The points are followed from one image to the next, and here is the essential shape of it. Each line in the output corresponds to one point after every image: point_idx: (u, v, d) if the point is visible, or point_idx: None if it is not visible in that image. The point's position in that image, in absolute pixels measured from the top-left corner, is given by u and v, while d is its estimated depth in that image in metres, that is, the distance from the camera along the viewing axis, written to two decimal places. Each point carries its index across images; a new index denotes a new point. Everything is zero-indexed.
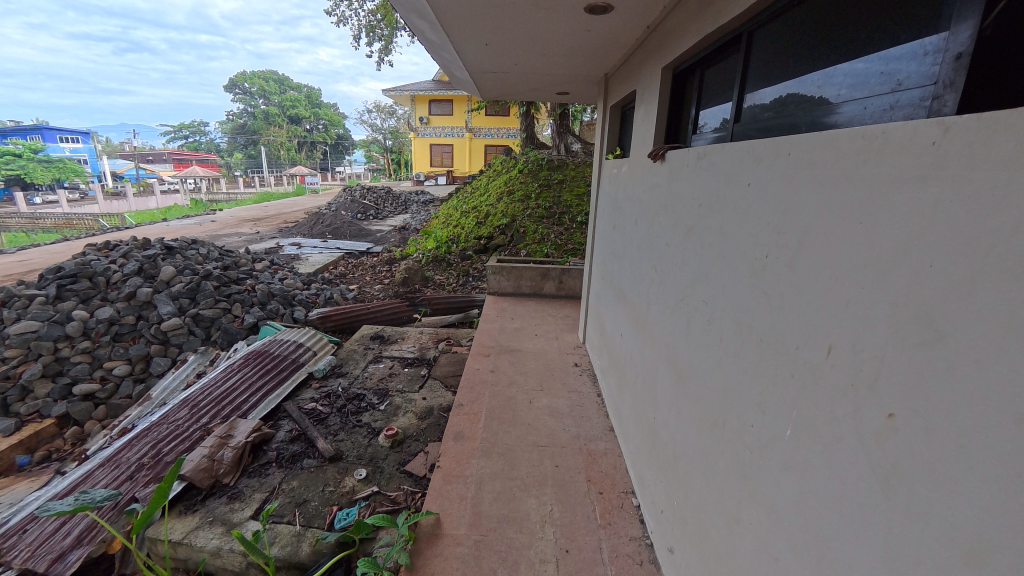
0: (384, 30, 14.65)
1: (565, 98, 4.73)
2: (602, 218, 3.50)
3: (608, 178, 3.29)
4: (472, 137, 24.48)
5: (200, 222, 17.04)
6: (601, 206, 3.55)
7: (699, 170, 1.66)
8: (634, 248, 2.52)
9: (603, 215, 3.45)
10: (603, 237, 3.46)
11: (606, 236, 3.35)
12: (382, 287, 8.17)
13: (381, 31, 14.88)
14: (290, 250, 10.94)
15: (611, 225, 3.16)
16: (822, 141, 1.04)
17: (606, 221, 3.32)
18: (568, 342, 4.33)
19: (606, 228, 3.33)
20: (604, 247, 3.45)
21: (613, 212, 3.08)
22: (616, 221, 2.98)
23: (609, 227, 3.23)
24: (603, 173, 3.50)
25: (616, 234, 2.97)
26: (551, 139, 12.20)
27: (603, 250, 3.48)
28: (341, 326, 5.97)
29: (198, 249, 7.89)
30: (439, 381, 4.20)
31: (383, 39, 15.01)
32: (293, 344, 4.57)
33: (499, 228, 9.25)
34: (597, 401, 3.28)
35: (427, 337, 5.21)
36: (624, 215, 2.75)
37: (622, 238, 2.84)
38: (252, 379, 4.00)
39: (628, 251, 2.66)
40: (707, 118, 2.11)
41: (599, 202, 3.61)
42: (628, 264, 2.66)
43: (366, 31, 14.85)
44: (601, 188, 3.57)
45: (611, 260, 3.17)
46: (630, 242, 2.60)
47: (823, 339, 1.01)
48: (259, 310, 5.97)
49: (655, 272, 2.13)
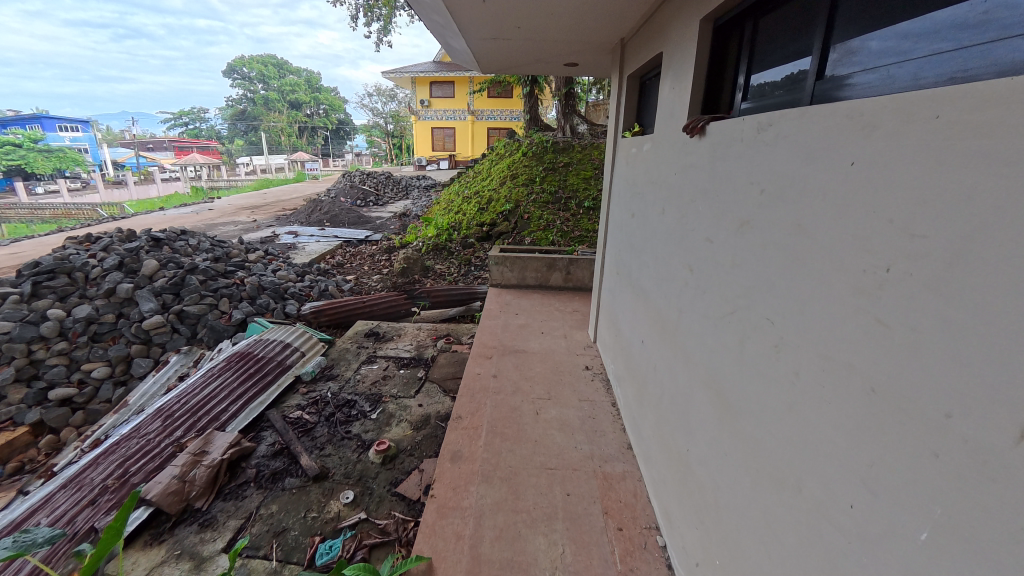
0: (382, 9, 14.03)
1: (573, 72, 4.24)
2: (618, 202, 3.06)
3: (624, 156, 2.87)
4: (475, 120, 23.72)
5: (196, 211, 16.63)
6: (616, 192, 3.13)
7: (762, 145, 1.25)
8: (660, 241, 2.13)
9: (619, 199, 3.03)
10: (619, 224, 3.04)
11: (623, 221, 2.93)
12: (380, 277, 7.83)
13: (379, 10, 14.19)
14: (287, 239, 10.58)
15: (628, 211, 2.76)
16: (1017, 89, 0.63)
17: (623, 208, 2.91)
18: (578, 341, 3.94)
19: (623, 216, 2.92)
20: (620, 234, 3.02)
21: (630, 198, 2.69)
22: (636, 206, 2.58)
23: (626, 213, 2.83)
24: (618, 152, 3.08)
25: (636, 222, 2.57)
26: (556, 120, 11.64)
27: (620, 238, 3.05)
28: (335, 321, 5.71)
29: (187, 240, 7.59)
30: (437, 384, 3.85)
31: (382, 18, 14.39)
32: (279, 344, 4.25)
33: (502, 215, 8.81)
34: (611, 412, 2.91)
35: (425, 334, 4.86)
36: (646, 201, 2.36)
37: (642, 227, 2.44)
38: (232, 386, 3.70)
39: (652, 243, 2.26)
40: (769, 79, 1.56)
41: (615, 184, 3.17)
42: (651, 256, 2.27)
43: (364, 11, 14.22)
44: (616, 169, 3.13)
45: (629, 252, 2.77)
46: (655, 232, 2.20)
47: (1008, 411, 0.63)
48: (248, 305, 5.64)
49: (689, 272, 1.75)
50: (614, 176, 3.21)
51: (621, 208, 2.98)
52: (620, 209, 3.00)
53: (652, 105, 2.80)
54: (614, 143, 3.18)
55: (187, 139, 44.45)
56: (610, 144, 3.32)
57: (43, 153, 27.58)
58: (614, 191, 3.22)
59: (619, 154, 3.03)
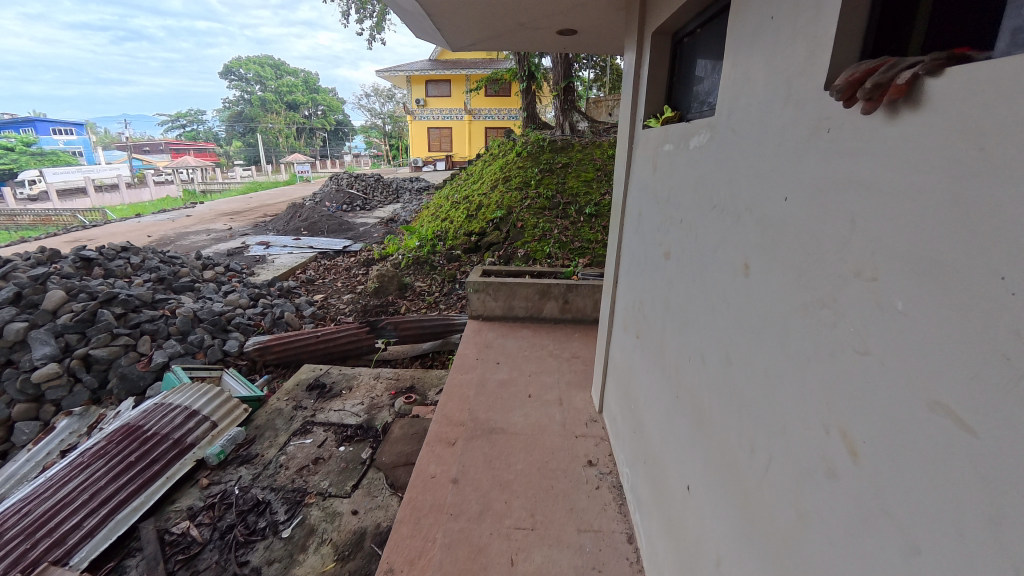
0: (376, 6, 12.99)
1: (571, 40, 3.13)
2: (637, 222, 2.01)
3: (650, 151, 1.81)
4: (472, 120, 22.69)
5: (175, 217, 15.61)
6: (633, 207, 2.08)
7: None
8: (732, 322, 1.10)
9: (639, 217, 1.98)
10: (638, 257, 1.99)
11: (645, 254, 1.89)
12: (351, 297, 6.76)
13: (371, 6, 13.11)
14: (257, 250, 9.50)
15: (656, 241, 1.72)
16: None
17: (645, 235, 1.87)
18: (577, 409, 2.87)
19: (645, 247, 1.88)
20: (639, 271, 1.97)
21: (662, 219, 1.65)
22: (671, 239, 1.54)
23: (651, 244, 1.79)
24: (639, 147, 2.01)
25: (671, 265, 1.54)
26: (553, 118, 10.61)
27: (638, 278, 1.99)
28: (284, 359, 4.79)
29: (129, 258, 6.59)
30: (383, 474, 2.81)
31: (376, 15, 13.32)
32: (180, 412, 3.22)
33: (492, 223, 7.73)
34: (628, 561, 1.87)
35: (382, 385, 3.78)
36: (696, 236, 1.33)
37: (686, 281, 1.41)
38: (96, 484, 2.70)
39: (708, 317, 1.23)
40: None
41: (632, 194, 2.11)
42: (706, 341, 1.25)
43: (356, 7, 13.20)
44: (636, 173, 2.07)
45: (655, 309, 1.74)
46: (717, 302, 1.18)
47: None
48: (175, 343, 4.59)
49: (837, 445, 0.74)
50: (630, 183, 2.15)
51: (641, 232, 1.93)
52: (640, 235, 1.95)
53: (698, 72, 1.70)
54: (630, 132, 2.10)
55: (180, 141, 43.34)
56: (623, 135, 2.24)
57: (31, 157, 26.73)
58: (629, 204, 2.16)
59: (641, 150, 1.97)
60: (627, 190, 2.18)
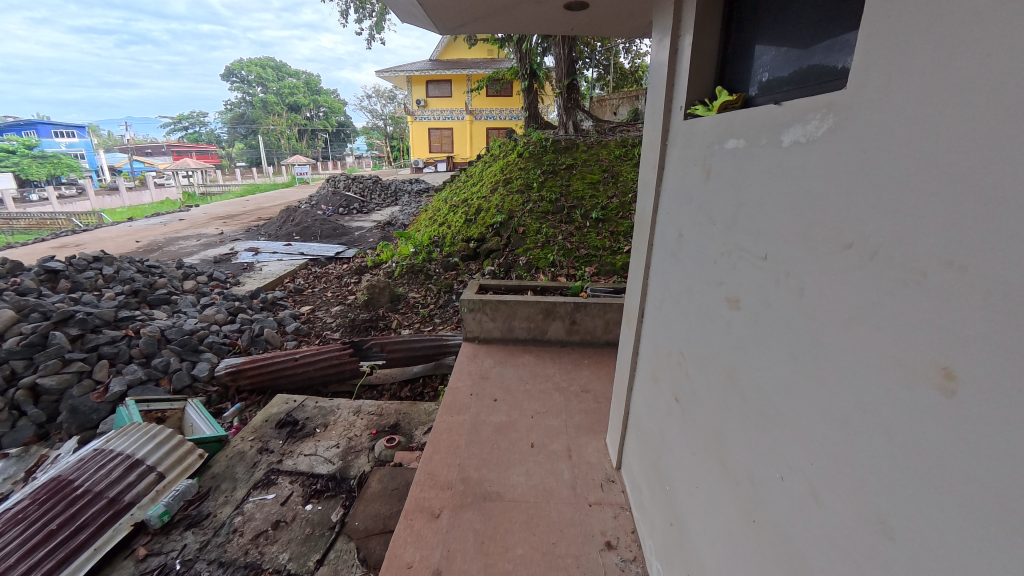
0: (375, 6, 12.47)
1: (582, 16, 2.60)
2: (672, 245, 1.53)
3: (696, 152, 1.32)
4: (473, 121, 22.23)
5: (167, 221, 15.18)
6: (666, 223, 1.59)
7: None
8: (896, 464, 0.64)
9: (675, 239, 1.50)
10: (672, 289, 1.52)
11: (683, 291, 1.42)
12: (340, 308, 6.27)
13: (370, 6, 12.60)
14: (245, 256, 9.01)
15: (706, 278, 1.25)
16: None
17: (685, 265, 1.40)
18: (588, 464, 2.37)
19: (684, 281, 1.41)
20: (675, 309, 1.50)
21: (718, 249, 1.17)
22: (735, 284, 1.08)
23: (695, 279, 1.32)
24: (675, 144, 1.52)
25: (738, 321, 1.07)
26: (556, 117, 10.13)
27: (673, 320, 1.52)
28: (259, 384, 4.31)
29: (101, 269, 6.12)
30: (354, 545, 2.31)
31: (375, 15, 12.79)
32: (121, 461, 2.73)
33: (492, 229, 7.22)
34: None
35: (361, 422, 3.27)
36: (792, 293, 0.86)
37: (771, 354, 0.94)
38: (5, 561, 2.22)
39: (827, 429, 0.78)
40: None
41: (663, 204, 1.62)
42: (821, 464, 0.80)
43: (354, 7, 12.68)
44: (670, 178, 1.57)
45: (703, 370, 1.28)
46: (853, 413, 0.72)
47: None
48: (136, 369, 4.11)
49: None
50: (659, 191, 1.66)
51: (678, 260, 1.46)
52: (676, 264, 1.48)
53: (775, 43, 1.18)
54: (661, 126, 1.60)
55: (180, 144, 43.10)
56: (651, 129, 1.74)
57: (33, 160, 26.63)
58: (658, 218, 1.67)
59: (678, 150, 1.48)
60: (655, 200, 1.69)
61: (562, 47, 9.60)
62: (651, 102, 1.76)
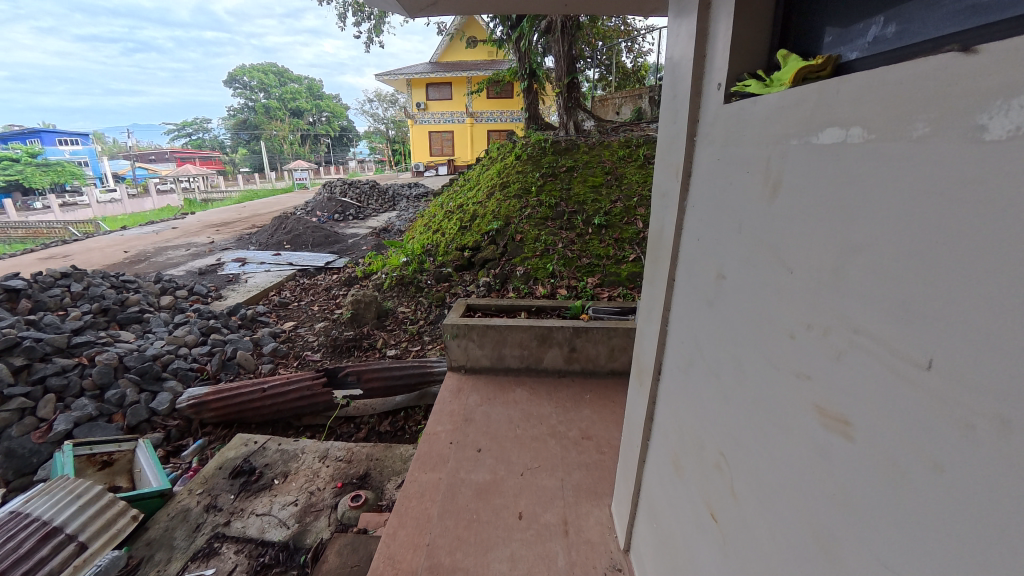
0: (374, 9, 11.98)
1: None
2: (703, 287, 1.09)
3: (754, 152, 0.86)
4: (473, 123, 21.85)
5: (161, 230, 14.87)
6: (694, 254, 1.14)
7: None
8: None
9: (709, 280, 1.05)
10: (704, 351, 1.08)
11: (724, 360, 0.98)
12: (324, 324, 5.82)
13: (369, 10, 12.14)
14: (232, 267, 8.60)
15: (767, 356, 0.81)
16: None
17: (727, 323, 0.96)
18: (590, 542, 1.91)
19: (725, 346, 0.97)
20: (709, 381, 1.06)
21: (796, 318, 0.73)
22: (839, 386, 0.64)
23: (745, 349, 0.89)
24: (710, 142, 1.06)
25: (841, 451, 0.64)
26: (556, 118, 9.70)
27: (706, 393, 1.09)
28: (226, 417, 3.88)
29: (69, 286, 5.74)
30: None
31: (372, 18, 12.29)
32: (36, 531, 2.30)
33: (488, 236, 6.77)
34: None
35: (326, 471, 2.82)
36: (1008, 460, 0.42)
37: (935, 548, 0.50)
38: None
39: None
40: None
41: (690, 227, 1.18)
42: None
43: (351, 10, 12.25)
44: (701, 186, 1.12)
45: (762, 492, 0.85)
46: None
47: None
48: (87, 403, 3.70)
49: None
50: (682, 206, 1.21)
51: (714, 312, 1.02)
52: (711, 317, 1.04)
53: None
54: (689, 116, 1.15)
55: (183, 150, 43.22)
56: (671, 120, 1.28)
57: (35, 167, 26.57)
58: (681, 245, 1.23)
59: (716, 151, 1.02)
60: (676, 219, 1.24)
61: (560, 45, 9.18)
62: (670, 84, 1.30)
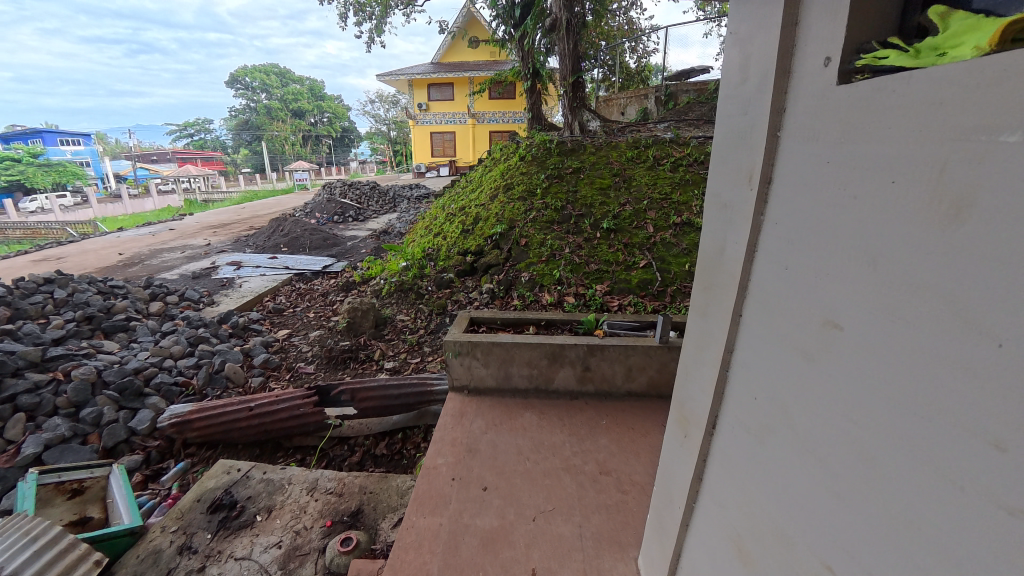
0: (374, 7, 11.47)
1: None
2: (792, 333, 0.84)
3: (906, 156, 0.61)
4: (475, 123, 21.56)
5: (157, 231, 14.61)
6: (773, 288, 0.89)
7: None
8: None
9: (805, 328, 0.81)
10: (795, 417, 0.85)
11: (839, 440, 0.75)
12: (318, 332, 5.54)
13: (369, 8, 11.56)
14: (226, 271, 8.33)
15: (941, 455, 0.58)
16: None
17: (847, 393, 0.72)
18: None
19: (839, 421, 0.75)
20: (805, 458, 0.83)
21: (1006, 423, 0.51)
22: None
23: (886, 435, 0.66)
24: (811, 141, 0.79)
25: None
26: (561, 118, 9.42)
27: (800, 470, 0.85)
28: (211, 437, 3.61)
29: (52, 292, 5.48)
30: None
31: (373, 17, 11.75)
32: None
33: (491, 240, 6.49)
34: None
35: (315, 505, 2.56)
36: None
37: None
38: None
39: None
40: None
41: (766, 251, 0.91)
42: None
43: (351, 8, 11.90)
44: (783, 198, 0.86)
45: None
46: None
47: None
48: (60, 423, 3.44)
49: None
50: (754, 223, 0.94)
51: (816, 373, 0.78)
52: (810, 377, 0.80)
53: None
54: (770, 105, 0.86)
55: (183, 150, 43.05)
56: (735, 109, 0.99)
57: (34, 167, 26.38)
58: (751, 273, 0.96)
59: (825, 153, 0.75)
60: (743, 239, 0.97)
61: (566, 42, 8.89)
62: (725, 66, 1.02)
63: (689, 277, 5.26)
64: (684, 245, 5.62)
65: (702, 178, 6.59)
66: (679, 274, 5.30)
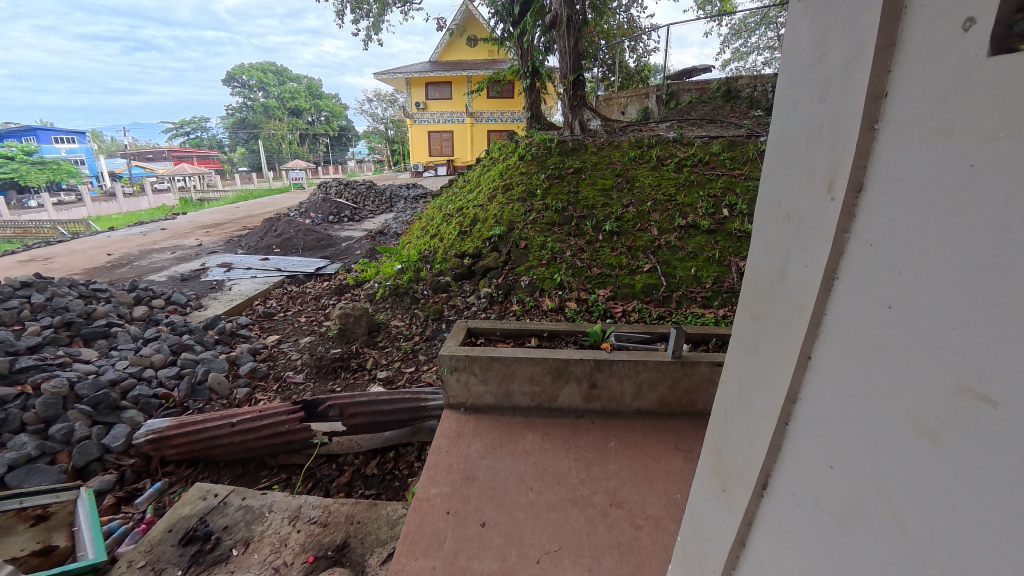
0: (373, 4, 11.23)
1: None
2: (896, 394, 0.64)
3: None
4: (473, 123, 21.36)
5: (148, 231, 14.33)
6: (863, 332, 0.69)
7: None
8: None
9: (916, 389, 0.61)
10: (898, 506, 0.65)
11: (983, 561, 0.54)
12: (309, 338, 5.31)
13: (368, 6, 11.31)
14: (216, 273, 8.09)
15: None
16: None
17: (1001, 500, 0.51)
18: None
19: (979, 529, 0.54)
20: (917, 566, 0.63)
21: None
22: None
23: None
24: (930, 136, 0.59)
25: None
26: (561, 117, 9.20)
27: (903, 574, 0.65)
28: (190, 455, 3.38)
29: (29, 297, 5.23)
30: None
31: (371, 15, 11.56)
32: None
33: (489, 243, 6.27)
34: None
35: (296, 537, 2.34)
36: None
37: None
38: None
39: None
40: None
41: (853, 279, 0.71)
42: None
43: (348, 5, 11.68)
44: (891, 210, 0.65)
45: None
46: None
47: None
48: (27, 442, 3.22)
49: None
50: (836, 242, 0.73)
51: (940, 457, 0.58)
52: (926, 460, 0.60)
53: None
54: (867, 88, 0.66)
55: (179, 148, 42.71)
56: (806, 96, 0.79)
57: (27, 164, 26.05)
58: (826, 306, 0.76)
59: (956, 151, 0.56)
60: (817, 261, 0.77)
61: (567, 40, 8.68)
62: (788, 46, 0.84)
63: (696, 282, 5.06)
64: (690, 248, 5.42)
65: (707, 178, 6.39)
66: (685, 279, 5.10)
